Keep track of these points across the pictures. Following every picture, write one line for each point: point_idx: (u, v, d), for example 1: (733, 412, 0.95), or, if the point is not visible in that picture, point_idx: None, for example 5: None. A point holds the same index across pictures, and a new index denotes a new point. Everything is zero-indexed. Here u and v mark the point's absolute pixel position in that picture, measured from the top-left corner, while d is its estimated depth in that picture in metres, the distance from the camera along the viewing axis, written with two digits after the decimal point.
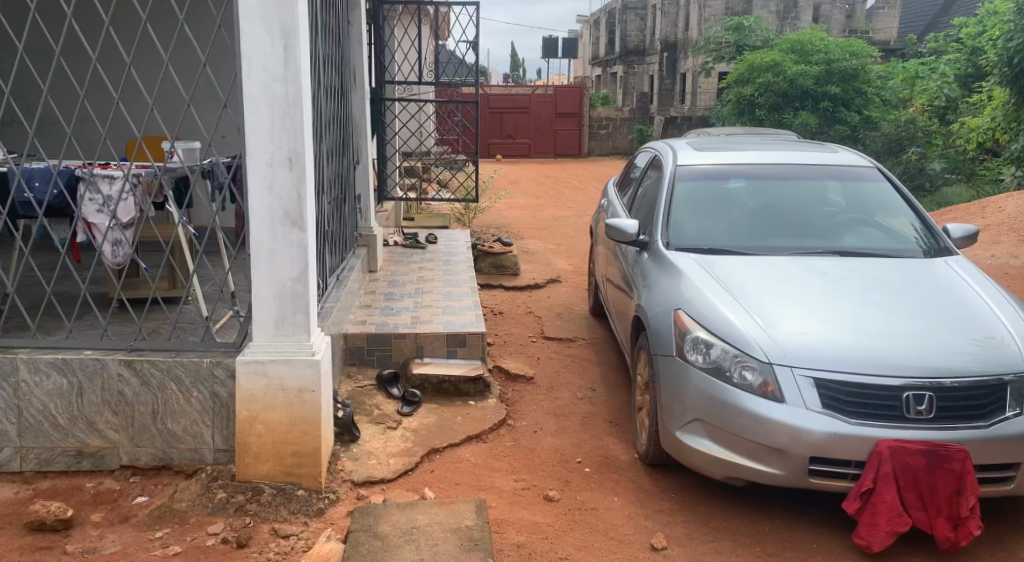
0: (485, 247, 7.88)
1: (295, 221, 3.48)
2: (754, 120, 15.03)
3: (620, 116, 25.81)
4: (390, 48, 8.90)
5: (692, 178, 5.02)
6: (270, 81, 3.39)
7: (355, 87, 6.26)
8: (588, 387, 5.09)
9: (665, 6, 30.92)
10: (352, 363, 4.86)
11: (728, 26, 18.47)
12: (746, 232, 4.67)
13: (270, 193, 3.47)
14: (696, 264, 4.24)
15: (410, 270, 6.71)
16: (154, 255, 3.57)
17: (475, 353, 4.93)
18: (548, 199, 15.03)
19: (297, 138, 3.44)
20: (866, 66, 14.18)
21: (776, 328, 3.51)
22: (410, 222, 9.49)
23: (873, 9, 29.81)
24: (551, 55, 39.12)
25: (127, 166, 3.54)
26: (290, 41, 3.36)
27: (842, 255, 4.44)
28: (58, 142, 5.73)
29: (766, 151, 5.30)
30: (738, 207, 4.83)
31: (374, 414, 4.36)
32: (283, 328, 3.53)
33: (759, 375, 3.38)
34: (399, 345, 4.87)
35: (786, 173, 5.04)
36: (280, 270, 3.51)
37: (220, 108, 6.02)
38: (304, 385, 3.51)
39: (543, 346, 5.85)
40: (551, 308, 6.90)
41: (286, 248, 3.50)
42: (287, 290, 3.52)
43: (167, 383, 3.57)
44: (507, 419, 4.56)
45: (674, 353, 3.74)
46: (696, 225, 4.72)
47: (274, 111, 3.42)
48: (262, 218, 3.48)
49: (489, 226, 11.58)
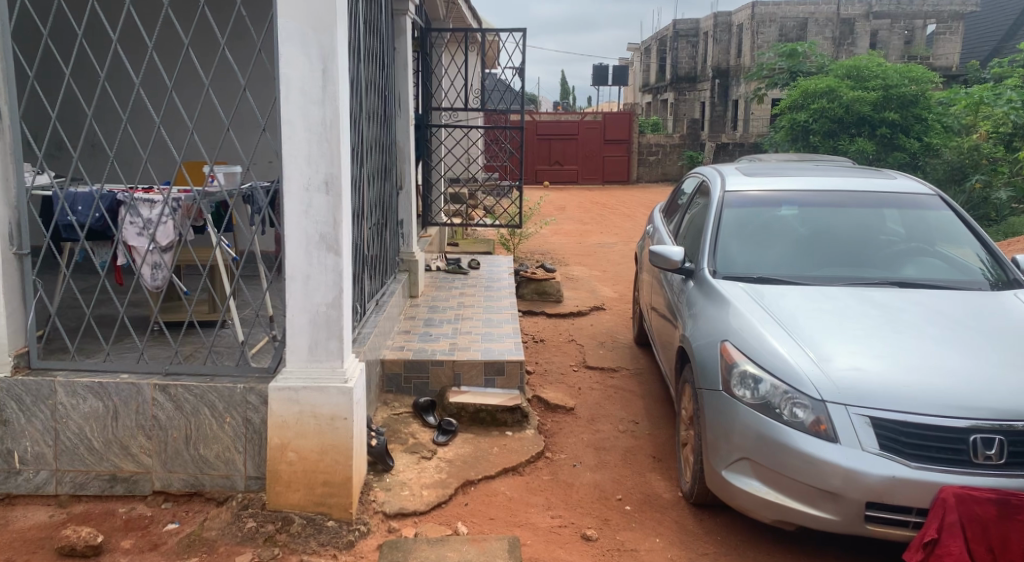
0: (529, 272, 7.79)
1: (330, 245, 3.44)
2: (807, 147, 14.80)
3: (671, 143, 25.45)
4: (437, 76, 8.96)
5: (740, 205, 4.85)
6: (307, 105, 3.38)
7: (400, 113, 6.25)
8: (630, 420, 4.90)
9: (717, 33, 30.76)
10: (389, 390, 4.78)
11: (782, 53, 18.28)
12: (797, 261, 4.46)
13: (306, 218, 3.44)
14: (745, 294, 4.05)
15: (451, 296, 6.63)
16: (194, 280, 3.57)
17: (513, 382, 4.81)
18: (595, 225, 14.92)
19: (334, 162, 3.41)
20: (925, 91, 13.88)
21: (830, 363, 3.30)
22: (454, 248, 9.48)
23: (933, 35, 29.24)
24: (601, 82, 39.15)
25: (167, 191, 3.56)
26: (329, 65, 3.35)
27: (903, 286, 4.20)
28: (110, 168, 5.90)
29: (819, 178, 5.09)
30: (789, 235, 4.64)
31: (409, 443, 4.26)
32: (316, 353, 3.48)
33: (811, 413, 3.18)
34: (437, 372, 4.78)
35: (841, 201, 4.82)
36: (315, 294, 3.47)
37: (260, 132, 6.11)
38: (336, 413, 3.44)
39: (584, 377, 5.69)
40: (594, 336, 6.74)
41: (321, 272, 3.46)
42: (321, 314, 3.47)
43: (201, 408, 3.54)
44: (546, 452, 4.41)
45: (721, 387, 3.55)
46: (744, 252, 4.54)
47: (311, 134, 3.40)
48: (298, 242, 3.45)
49: (534, 252, 11.49)
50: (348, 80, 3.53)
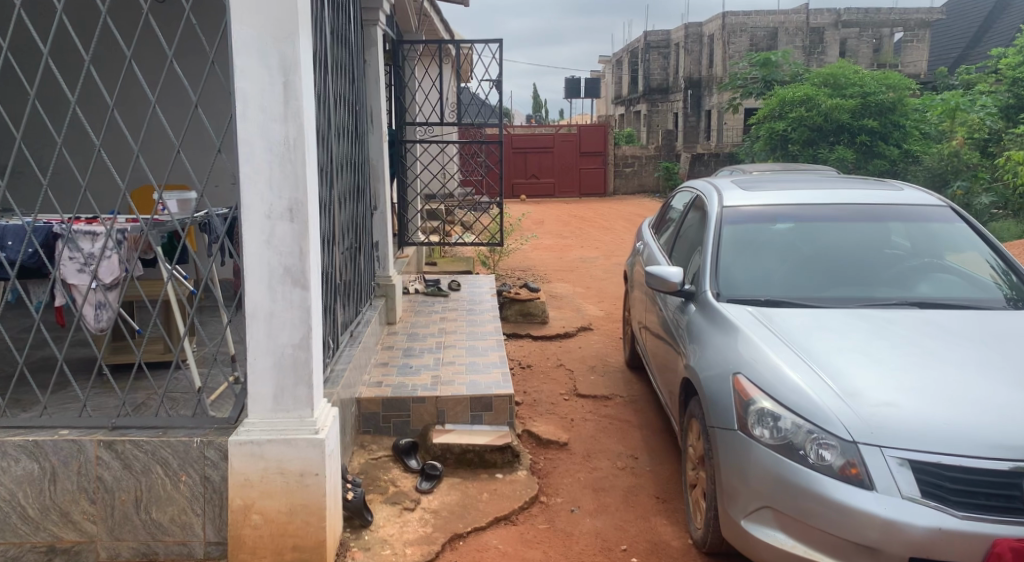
0: (512, 293, 7.42)
1: (296, 279, 3.06)
2: (786, 155, 14.94)
3: (646, 153, 25.04)
4: (410, 90, 8.59)
5: (739, 221, 4.54)
6: (267, 122, 3.01)
7: (373, 129, 5.88)
8: (628, 454, 4.56)
9: (689, 44, 30.75)
10: (367, 431, 4.39)
11: (755, 62, 18.28)
12: (802, 281, 4.16)
13: (267, 249, 3.06)
14: (754, 319, 3.72)
15: (431, 321, 6.25)
16: (144, 321, 3.16)
17: (501, 419, 4.44)
18: (575, 239, 14.61)
19: (299, 186, 3.04)
20: (903, 98, 13.94)
21: (857, 398, 2.98)
22: (432, 268, 9.09)
23: (901, 43, 29.52)
24: (574, 95, 39.04)
25: (110, 221, 3.16)
26: (291, 78, 2.98)
27: (920, 305, 3.90)
28: (65, 194, 5.50)
29: (820, 190, 4.80)
30: (794, 253, 4.33)
31: (389, 492, 3.87)
32: (282, 402, 3.10)
33: (840, 456, 2.86)
34: (418, 410, 4.40)
35: (842, 215, 4.53)
36: (280, 335, 3.08)
37: (211, 152, 5.74)
38: (306, 468, 3.07)
39: (576, 406, 5.33)
40: (583, 360, 6.39)
41: (286, 310, 3.07)
42: (287, 357, 3.08)
43: (152, 466, 3.12)
44: (540, 496, 4.04)
45: (735, 426, 3.21)
46: (746, 272, 4.23)
47: (272, 155, 3.03)
48: (260, 276, 3.06)
49: (514, 269, 11.13)
50: (313, 95, 3.17)
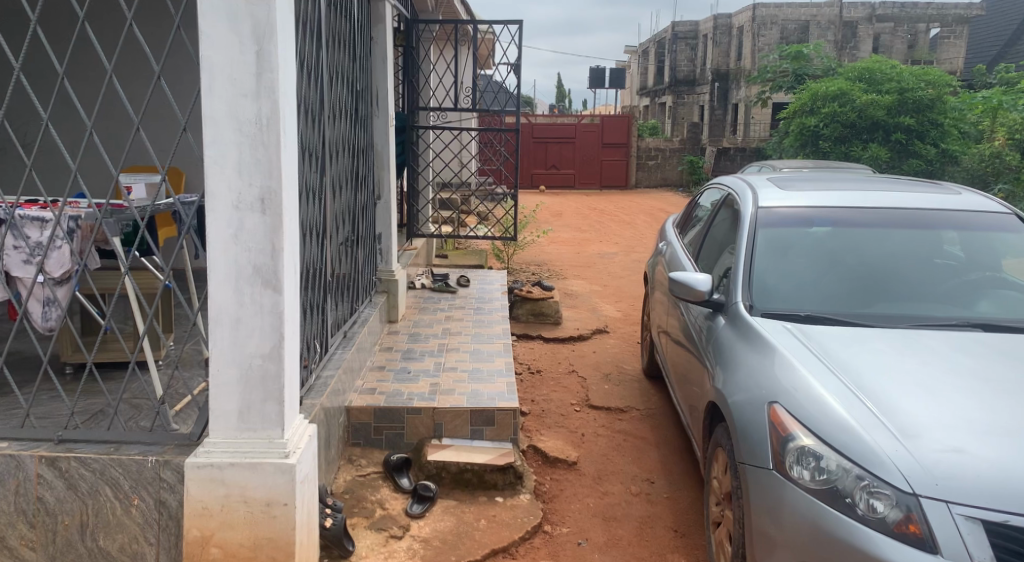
0: (524, 290, 7.00)
1: (266, 279, 2.66)
2: (817, 152, 14.54)
3: (670, 146, 24.41)
4: (424, 72, 8.17)
5: (777, 223, 4.06)
6: (237, 98, 2.61)
7: (378, 113, 5.47)
8: (643, 478, 4.13)
9: (717, 36, 29.94)
10: (356, 444, 4.00)
11: (787, 55, 17.67)
12: (844, 294, 3.69)
13: (235, 245, 2.65)
14: (793, 337, 3.27)
15: (435, 320, 5.84)
16: (101, 319, 2.80)
17: (505, 434, 4.03)
18: (594, 233, 14.16)
19: (272, 172, 2.63)
20: (943, 96, 13.28)
21: (917, 440, 2.52)
22: (442, 260, 8.69)
23: (937, 39, 28.57)
24: (598, 85, 38.40)
25: (60, 206, 2.78)
26: (265, 47, 2.57)
27: (983, 327, 3.42)
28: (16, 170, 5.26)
29: (867, 192, 4.30)
30: (837, 261, 3.85)
31: (375, 517, 3.47)
32: (248, 420, 2.70)
33: (896, 508, 2.39)
34: (414, 421, 3.99)
35: (887, 220, 4.05)
36: (246, 343, 2.68)
37: (173, 127, 5.48)
38: (273, 497, 2.67)
39: (588, 419, 4.91)
40: (598, 366, 5.96)
41: (254, 314, 2.67)
42: (255, 369, 2.69)
43: (100, 488, 2.75)
44: (544, 524, 3.62)
45: (771, 465, 2.76)
46: (781, 281, 3.76)
47: (241, 137, 2.62)
48: (225, 275, 2.66)
49: (530, 263, 10.70)
50: (293, 68, 2.77)
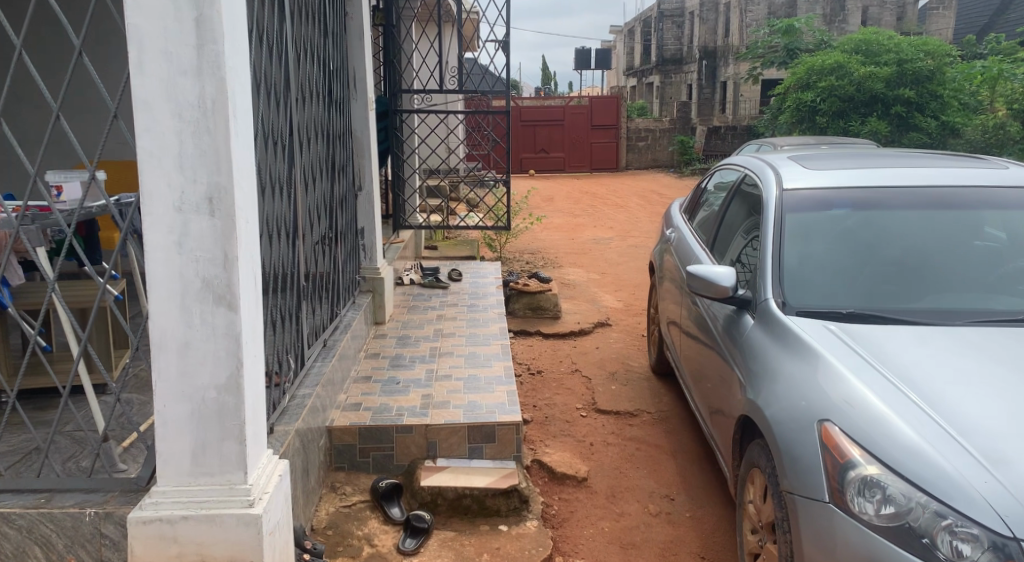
0: (520, 283, 6.55)
1: (220, 294, 2.21)
2: (814, 128, 14.08)
3: (660, 127, 23.88)
4: (406, 52, 7.67)
5: (807, 206, 3.60)
6: (174, 76, 2.13)
7: (356, 96, 4.98)
8: (662, 494, 3.71)
9: (704, 13, 29.18)
10: (340, 468, 3.56)
11: (778, 29, 17.19)
12: (881, 288, 3.24)
13: (179, 256, 2.19)
14: (839, 340, 2.84)
15: (425, 320, 5.38)
16: (30, 345, 2.36)
17: (507, 452, 3.61)
18: (587, 217, 13.72)
19: (222, 166, 2.17)
20: (942, 66, 12.85)
21: (1008, 469, 2.11)
22: (432, 252, 8.23)
23: (927, 9, 28.06)
24: (584, 65, 37.72)
25: None
26: (207, 13, 2.10)
27: None
28: None
29: (903, 167, 3.84)
30: (878, 247, 3.40)
31: (363, 556, 3.03)
32: (203, 464, 2.25)
33: (987, 552, 1.98)
34: (404, 441, 3.56)
35: (919, 198, 3.57)
36: (198, 372, 2.23)
37: (97, 115, 5.01)
38: (236, 554, 2.23)
39: (596, 425, 4.49)
40: (603, 364, 5.53)
41: (206, 337, 2.22)
42: (209, 403, 2.24)
43: (28, 548, 2.30)
44: (554, 555, 3.20)
45: (827, 497, 2.34)
46: (813, 274, 3.32)
47: (182, 123, 2.15)
48: (169, 291, 2.20)
49: (523, 252, 10.25)
50: (244, 40, 2.29)
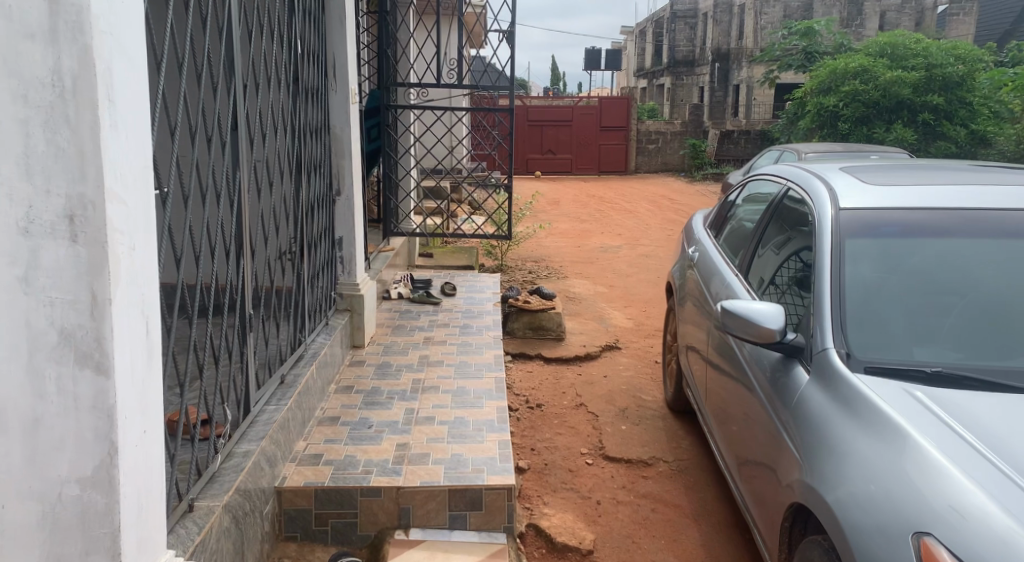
0: (520, 300, 5.90)
1: (82, 350, 1.56)
2: (834, 135, 13.41)
3: (671, 129, 23.16)
4: (403, 44, 7.01)
5: (874, 230, 2.92)
6: (15, 41, 1.48)
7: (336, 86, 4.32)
8: None
9: (716, 14, 28.37)
10: (291, 538, 2.92)
11: (797, 32, 16.51)
12: (965, 342, 2.56)
13: (26, 296, 1.55)
14: (930, 413, 2.17)
15: (410, 344, 4.73)
16: None
17: (495, 522, 2.96)
18: (594, 223, 13.05)
19: (86, 168, 1.52)
20: (973, 73, 12.16)
21: None
22: (427, 261, 7.58)
23: (945, 15, 27.34)
24: (594, 66, 37.02)
25: None
26: None
27: None
28: None
29: (991, 184, 3.13)
30: (963, 285, 2.72)
31: None
32: None
33: None
34: (370, 507, 2.91)
35: (1014, 223, 2.86)
36: (52, 459, 1.58)
37: None
38: None
39: (603, 476, 3.83)
40: (611, 397, 4.87)
41: (63, 411, 1.57)
42: (69, 501, 1.59)
43: None
44: None
45: None
46: (882, 319, 2.65)
47: (28, 109, 1.50)
48: (14, 345, 1.55)
49: (525, 260, 9.59)
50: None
